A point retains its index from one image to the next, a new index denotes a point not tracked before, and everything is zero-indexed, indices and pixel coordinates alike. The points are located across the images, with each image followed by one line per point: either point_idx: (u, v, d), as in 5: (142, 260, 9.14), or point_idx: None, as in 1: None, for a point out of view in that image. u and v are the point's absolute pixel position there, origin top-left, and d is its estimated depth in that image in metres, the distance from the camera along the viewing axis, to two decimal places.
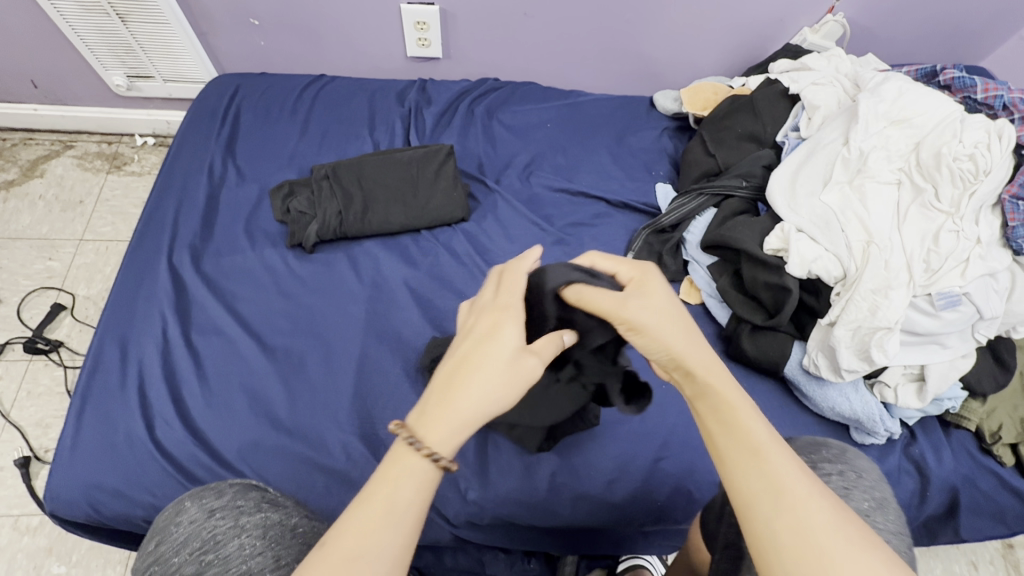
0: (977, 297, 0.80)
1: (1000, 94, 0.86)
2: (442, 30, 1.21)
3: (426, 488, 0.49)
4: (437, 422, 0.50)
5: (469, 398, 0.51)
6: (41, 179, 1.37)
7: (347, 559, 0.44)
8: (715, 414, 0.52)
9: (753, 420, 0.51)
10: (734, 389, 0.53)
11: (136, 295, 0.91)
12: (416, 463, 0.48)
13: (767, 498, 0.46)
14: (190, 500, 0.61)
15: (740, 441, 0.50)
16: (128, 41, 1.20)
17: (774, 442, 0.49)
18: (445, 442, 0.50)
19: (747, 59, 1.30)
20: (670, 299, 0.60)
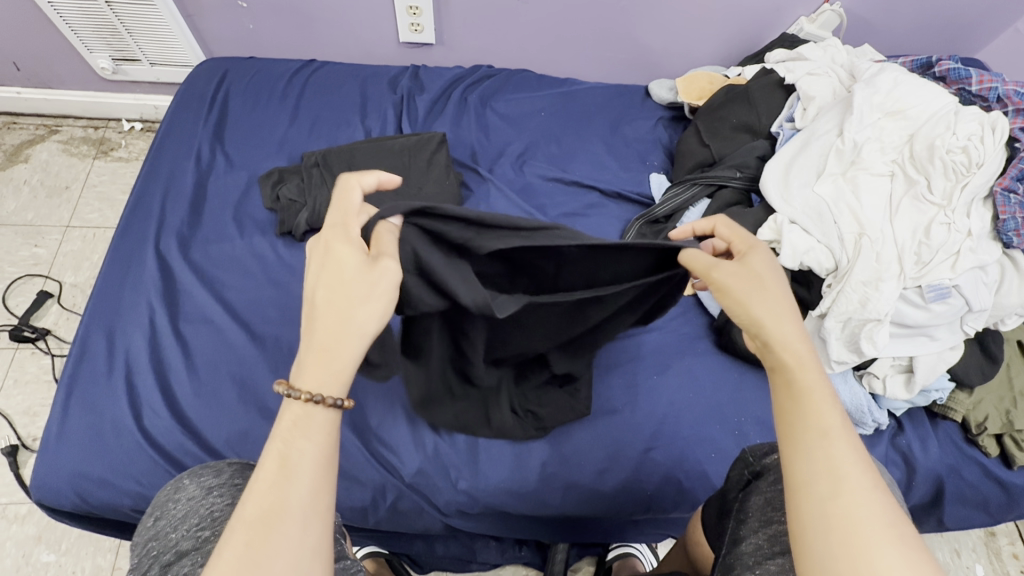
0: (967, 289, 0.80)
1: (995, 85, 0.86)
2: (435, 15, 1.19)
3: (321, 432, 0.50)
4: (317, 365, 0.51)
5: (337, 334, 0.52)
6: (26, 164, 1.34)
7: (263, 519, 0.45)
8: (789, 388, 0.51)
9: (829, 403, 0.49)
10: (817, 369, 0.51)
11: (123, 283, 0.90)
12: (316, 416, 0.50)
13: (824, 482, 0.46)
14: (188, 478, 0.61)
15: (812, 421, 0.48)
16: (113, 23, 1.18)
17: (847, 429, 0.48)
18: (330, 385, 0.50)
19: (744, 48, 1.29)
20: (780, 280, 0.56)
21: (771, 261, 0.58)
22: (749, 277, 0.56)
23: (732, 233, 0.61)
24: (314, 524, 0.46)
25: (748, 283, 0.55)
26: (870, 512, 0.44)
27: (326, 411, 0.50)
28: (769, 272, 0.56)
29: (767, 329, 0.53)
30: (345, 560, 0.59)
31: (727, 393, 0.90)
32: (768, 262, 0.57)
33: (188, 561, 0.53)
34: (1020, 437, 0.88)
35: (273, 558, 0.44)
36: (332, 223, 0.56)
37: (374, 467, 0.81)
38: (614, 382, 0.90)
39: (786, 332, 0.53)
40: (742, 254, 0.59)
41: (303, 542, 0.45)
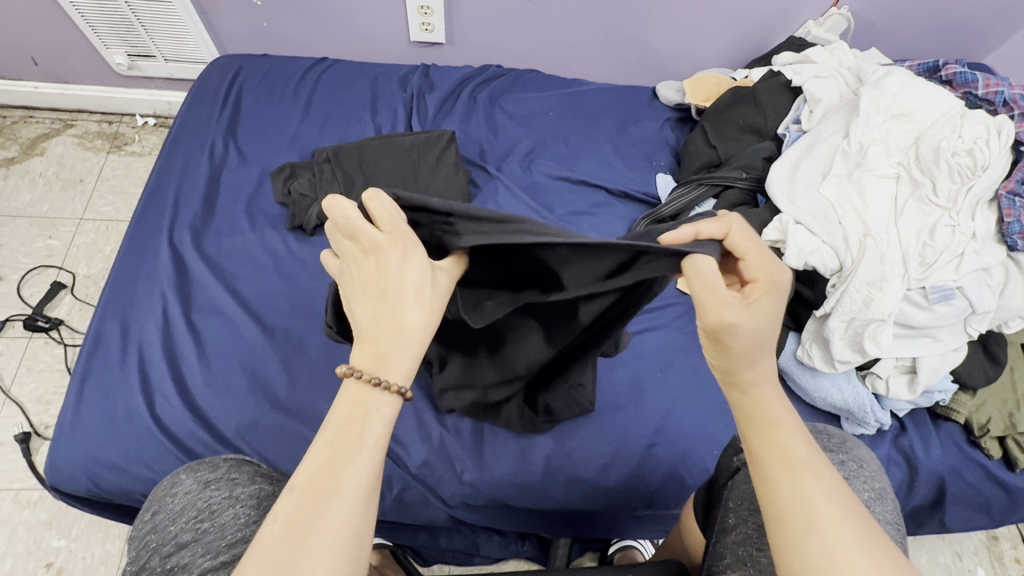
0: (971, 291, 0.81)
1: (1001, 90, 0.86)
2: (446, 15, 1.21)
3: (384, 416, 0.48)
4: (389, 352, 0.49)
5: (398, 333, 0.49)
6: (41, 158, 1.36)
7: (319, 498, 0.43)
8: (753, 424, 0.50)
9: (793, 434, 0.49)
10: (780, 401, 0.51)
11: (137, 274, 0.92)
12: (377, 399, 0.47)
13: (798, 515, 0.44)
14: (184, 473, 0.62)
15: (778, 451, 0.48)
16: (130, 20, 1.20)
17: (814, 459, 0.47)
18: (398, 371, 0.48)
19: (751, 51, 1.30)
20: (775, 327, 0.51)
21: (775, 301, 0.51)
22: (751, 336, 0.49)
23: (749, 245, 0.52)
24: (363, 513, 0.44)
25: (744, 342, 0.49)
26: (846, 544, 0.42)
27: (389, 396, 0.48)
28: (772, 328, 0.50)
29: (737, 373, 0.51)
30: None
31: None
32: (779, 303, 0.51)
33: (188, 552, 0.53)
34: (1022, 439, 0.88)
35: (318, 545, 0.41)
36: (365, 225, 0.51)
37: None
38: (618, 379, 0.91)
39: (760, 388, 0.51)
40: (757, 288, 0.51)
41: (346, 525, 0.43)
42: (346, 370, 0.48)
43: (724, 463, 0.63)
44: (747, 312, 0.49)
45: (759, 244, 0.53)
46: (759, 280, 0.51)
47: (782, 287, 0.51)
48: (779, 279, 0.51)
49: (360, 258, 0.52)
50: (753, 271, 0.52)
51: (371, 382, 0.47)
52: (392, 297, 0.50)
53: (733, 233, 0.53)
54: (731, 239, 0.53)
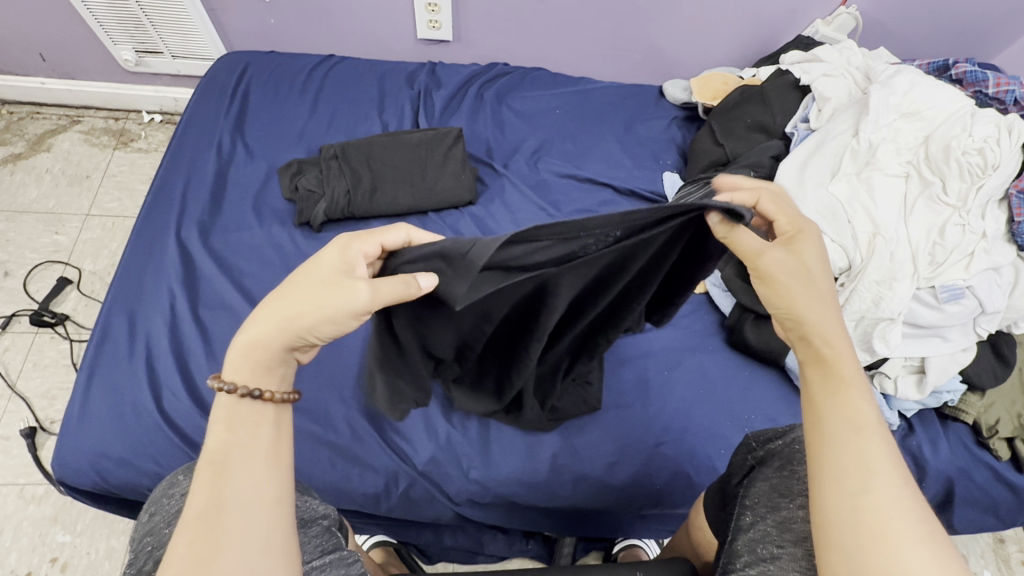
0: (980, 291, 0.80)
1: (1012, 89, 0.86)
2: (454, 13, 1.21)
3: (260, 422, 0.48)
4: (251, 362, 0.49)
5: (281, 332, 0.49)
6: (48, 154, 1.37)
7: (210, 513, 0.42)
8: (822, 383, 0.50)
9: (864, 399, 0.48)
10: (855, 365, 0.50)
11: (144, 269, 0.92)
12: (248, 410, 0.48)
13: (855, 474, 0.44)
14: (184, 473, 0.60)
15: (845, 415, 0.47)
16: (138, 16, 1.20)
17: (880, 426, 0.46)
18: (255, 377, 0.49)
19: (759, 51, 1.30)
20: (825, 266, 0.54)
21: (818, 246, 0.54)
22: (798, 270, 0.53)
23: (778, 209, 0.55)
24: (258, 514, 0.43)
25: (795, 279, 0.53)
26: (904, 514, 0.41)
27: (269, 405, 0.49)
28: (820, 267, 0.53)
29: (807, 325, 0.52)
30: (341, 550, 0.56)
31: (737, 389, 0.91)
32: (821, 249, 0.55)
33: None
34: None
35: (222, 552, 0.41)
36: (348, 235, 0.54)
37: (386, 454, 0.83)
38: (625, 377, 0.91)
39: (837, 347, 0.50)
40: (786, 236, 0.55)
41: (254, 527, 0.43)
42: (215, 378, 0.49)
43: (739, 459, 0.63)
44: (789, 255, 0.54)
45: (785, 202, 0.56)
46: (786, 229, 0.55)
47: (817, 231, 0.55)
48: (807, 224, 0.55)
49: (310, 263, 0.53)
50: (780, 224, 0.56)
51: (224, 390, 0.48)
52: (287, 305, 0.50)
53: (764, 194, 0.56)
54: (761, 206, 0.56)
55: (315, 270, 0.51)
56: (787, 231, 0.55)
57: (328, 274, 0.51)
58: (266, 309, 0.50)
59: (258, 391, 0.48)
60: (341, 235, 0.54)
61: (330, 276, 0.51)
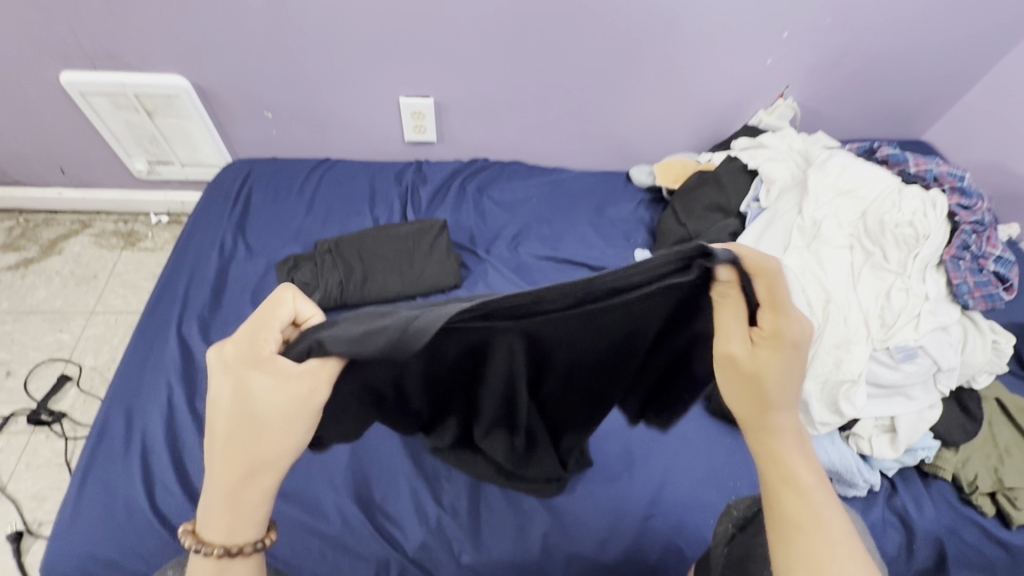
0: (933, 350, 0.86)
1: (930, 167, 0.97)
2: (437, 119, 1.35)
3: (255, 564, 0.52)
4: (235, 518, 0.49)
5: (246, 480, 0.49)
6: (59, 257, 1.45)
7: None
8: (778, 483, 0.51)
9: (816, 500, 0.49)
10: (801, 460, 0.51)
11: (145, 365, 0.96)
12: (236, 565, 0.50)
13: (807, 574, 0.46)
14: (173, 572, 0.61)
15: (799, 514, 0.48)
16: (153, 132, 1.33)
17: (830, 518, 0.48)
18: (246, 530, 0.50)
19: (713, 138, 1.44)
20: (797, 376, 0.50)
21: (797, 354, 0.49)
22: (753, 369, 0.50)
23: (768, 296, 0.48)
24: None
25: (738, 380, 0.52)
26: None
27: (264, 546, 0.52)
28: (777, 376, 0.50)
29: (757, 421, 0.53)
30: None
31: (720, 457, 0.94)
32: (798, 359, 0.49)
33: None
34: (1013, 495, 0.89)
35: None
36: (239, 339, 0.50)
37: (377, 541, 0.83)
38: (610, 450, 0.93)
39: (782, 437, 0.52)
40: (762, 337, 0.50)
41: None
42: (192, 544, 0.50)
43: (721, 530, 0.66)
44: (754, 352, 0.50)
45: (782, 291, 0.48)
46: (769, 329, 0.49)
47: (799, 338, 0.48)
48: (789, 331, 0.48)
49: (219, 381, 0.48)
50: (763, 318, 0.50)
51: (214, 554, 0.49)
52: (240, 453, 0.48)
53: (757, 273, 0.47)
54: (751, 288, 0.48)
55: (243, 395, 0.47)
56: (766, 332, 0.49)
57: (263, 408, 0.48)
58: (220, 466, 0.48)
59: (258, 544, 0.51)
60: (213, 355, 0.48)
61: (276, 410, 0.48)
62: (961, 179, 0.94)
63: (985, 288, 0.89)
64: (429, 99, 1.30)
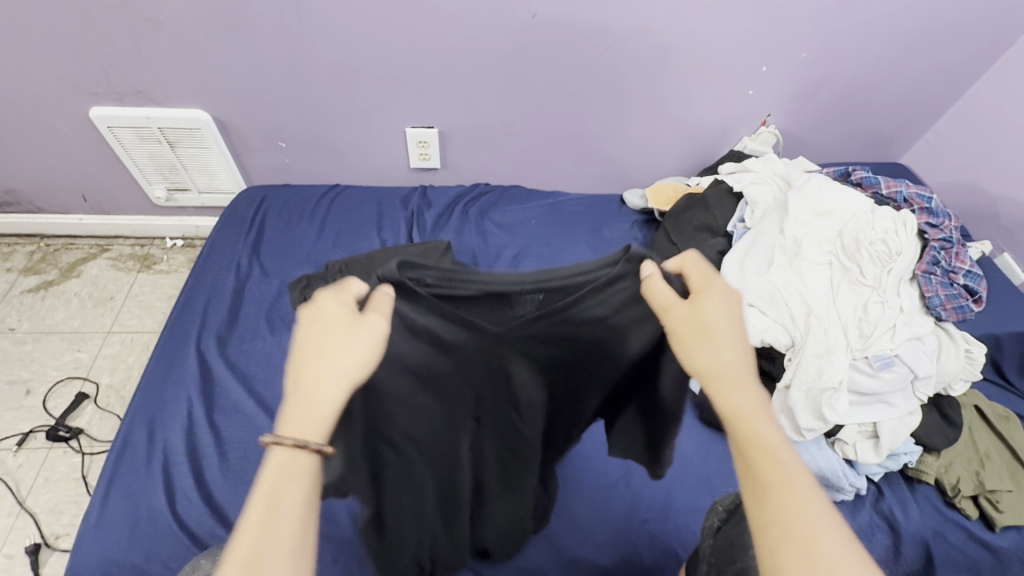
0: (908, 358, 0.91)
1: (900, 190, 1.05)
2: (440, 147, 1.44)
3: (308, 475, 0.51)
4: (312, 420, 0.53)
5: (321, 374, 0.54)
6: (78, 279, 1.52)
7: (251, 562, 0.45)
8: (742, 442, 0.56)
9: (786, 456, 0.54)
10: (764, 421, 0.57)
11: (166, 379, 1.01)
12: (303, 459, 0.51)
13: (779, 530, 0.50)
14: None
15: (770, 468, 0.53)
16: (174, 162, 1.41)
17: (796, 476, 0.53)
18: (317, 432, 0.52)
19: (701, 163, 1.53)
20: (734, 323, 0.60)
21: (727, 304, 0.61)
22: (696, 325, 0.59)
23: (696, 272, 0.64)
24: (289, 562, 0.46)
25: (694, 336, 0.59)
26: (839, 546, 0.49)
27: (313, 455, 0.51)
28: (712, 330, 0.59)
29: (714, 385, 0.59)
30: None
31: (712, 464, 0.98)
32: (730, 304, 0.61)
33: None
34: (994, 498, 0.95)
35: None
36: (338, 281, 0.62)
37: None
38: None
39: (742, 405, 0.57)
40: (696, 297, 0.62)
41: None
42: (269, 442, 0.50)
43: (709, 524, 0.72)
44: (695, 311, 0.60)
45: (705, 268, 0.65)
46: (699, 288, 0.63)
47: (723, 289, 0.62)
48: (715, 283, 0.63)
49: (322, 304, 0.58)
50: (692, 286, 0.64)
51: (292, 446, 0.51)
52: (324, 350, 0.55)
53: (686, 260, 0.66)
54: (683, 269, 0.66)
55: (330, 313, 0.57)
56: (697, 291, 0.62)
57: (338, 327, 0.56)
58: (308, 370, 0.55)
59: (314, 443, 0.51)
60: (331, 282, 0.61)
61: (350, 328, 0.56)
62: (929, 201, 1.02)
63: (955, 300, 0.95)
64: (433, 129, 1.38)
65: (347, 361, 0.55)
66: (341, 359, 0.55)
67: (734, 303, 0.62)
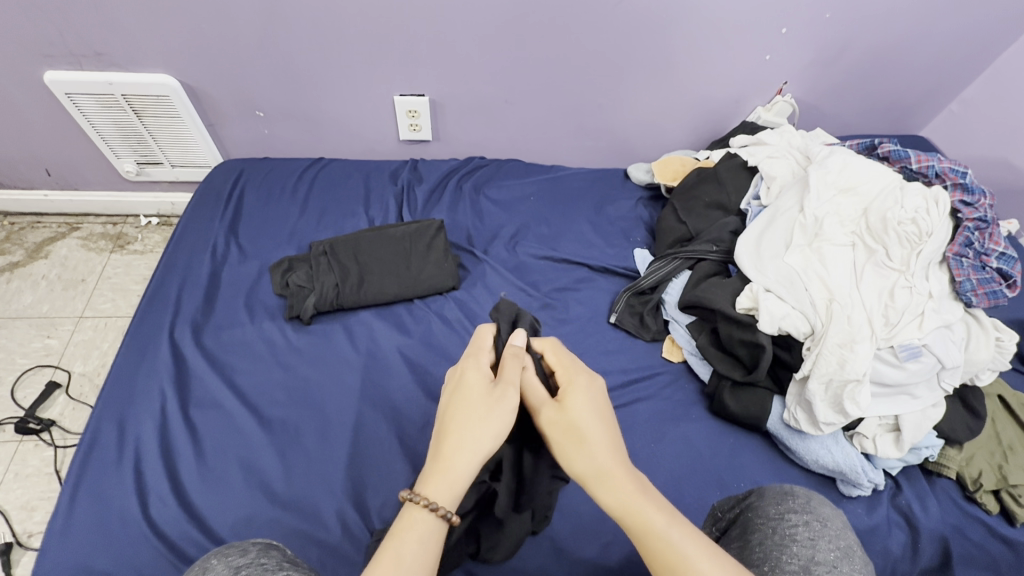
0: (936, 348, 0.85)
1: (932, 164, 0.96)
2: (432, 117, 1.33)
3: (432, 541, 0.54)
4: (450, 485, 0.56)
5: (459, 445, 0.58)
6: (45, 261, 1.42)
7: None
8: (633, 535, 0.54)
9: (667, 531, 0.53)
10: (646, 503, 0.55)
11: (137, 371, 0.94)
12: (428, 522, 0.54)
13: None
14: (215, 558, 0.57)
15: (662, 559, 0.51)
16: (141, 133, 1.30)
17: (688, 548, 0.51)
18: (449, 497, 0.55)
19: (711, 134, 1.44)
20: (595, 408, 0.62)
21: (587, 392, 0.64)
22: (565, 419, 0.61)
23: (556, 361, 0.68)
24: None
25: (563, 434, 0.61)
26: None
27: (438, 519, 0.54)
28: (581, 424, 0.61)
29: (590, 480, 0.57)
30: None
31: (723, 458, 0.92)
32: (593, 394, 0.64)
33: None
34: (1017, 492, 0.89)
35: None
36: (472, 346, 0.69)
37: None
38: None
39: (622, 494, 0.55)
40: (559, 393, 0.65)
41: None
42: (407, 495, 0.55)
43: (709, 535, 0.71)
44: (560, 407, 0.63)
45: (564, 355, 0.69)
46: (563, 380, 0.66)
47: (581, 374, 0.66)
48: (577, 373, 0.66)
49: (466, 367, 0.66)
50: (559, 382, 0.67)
51: (425, 506, 0.54)
52: (465, 422, 0.59)
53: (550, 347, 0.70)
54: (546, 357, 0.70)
55: (469, 383, 0.63)
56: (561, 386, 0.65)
57: (477, 399, 0.61)
58: (449, 439, 0.58)
59: (449, 513, 0.55)
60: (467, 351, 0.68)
61: (490, 397, 0.62)
62: (963, 175, 0.94)
63: (988, 285, 0.89)
64: (424, 97, 1.28)
65: (485, 434, 0.59)
66: (478, 431, 0.59)
67: (589, 387, 0.65)
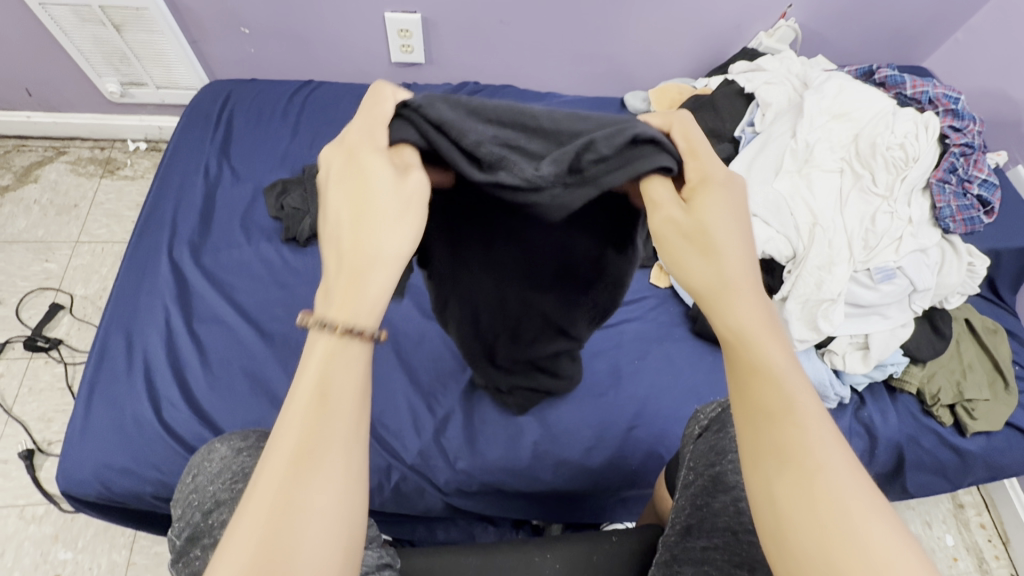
0: (910, 271, 0.89)
1: (926, 89, 0.97)
2: (424, 38, 1.29)
3: (363, 364, 0.40)
4: (350, 293, 0.41)
5: (356, 258, 0.42)
6: (36, 184, 1.41)
7: (303, 456, 0.36)
8: (744, 367, 0.42)
9: (784, 370, 0.41)
10: (770, 339, 0.42)
11: (139, 288, 0.96)
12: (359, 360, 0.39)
13: (774, 462, 0.39)
14: (221, 441, 0.62)
15: (768, 399, 0.40)
16: (123, 50, 1.26)
17: (802, 399, 0.40)
18: (367, 315, 0.40)
19: (711, 61, 1.40)
20: (732, 219, 0.45)
21: (725, 194, 0.46)
22: (692, 230, 0.45)
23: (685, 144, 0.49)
24: (344, 460, 0.37)
25: (686, 240, 0.45)
26: (838, 470, 0.38)
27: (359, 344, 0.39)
28: (717, 227, 0.45)
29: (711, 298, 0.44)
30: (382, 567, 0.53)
31: (702, 374, 0.98)
32: (738, 204, 0.46)
33: (222, 511, 0.53)
34: (970, 406, 0.97)
35: (312, 489, 0.36)
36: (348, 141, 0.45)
37: (377, 450, 0.89)
38: (599, 367, 0.97)
39: (749, 320, 0.43)
40: (693, 185, 0.47)
41: (343, 482, 0.37)
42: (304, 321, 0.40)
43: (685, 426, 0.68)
44: (687, 209, 0.46)
45: (696, 136, 0.49)
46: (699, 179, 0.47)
47: (727, 177, 0.47)
48: (715, 172, 0.47)
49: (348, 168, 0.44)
50: (688, 167, 0.48)
51: (319, 327, 0.39)
52: (356, 231, 0.42)
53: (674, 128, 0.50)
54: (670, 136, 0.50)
55: (337, 191, 0.44)
56: (692, 178, 0.47)
57: (384, 201, 0.43)
58: (346, 246, 0.42)
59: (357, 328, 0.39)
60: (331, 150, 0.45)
61: (381, 203, 0.43)
62: (955, 102, 0.95)
63: (966, 212, 0.93)
64: (416, 15, 1.23)
65: (394, 234, 0.42)
66: (379, 225, 0.42)
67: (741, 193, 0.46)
